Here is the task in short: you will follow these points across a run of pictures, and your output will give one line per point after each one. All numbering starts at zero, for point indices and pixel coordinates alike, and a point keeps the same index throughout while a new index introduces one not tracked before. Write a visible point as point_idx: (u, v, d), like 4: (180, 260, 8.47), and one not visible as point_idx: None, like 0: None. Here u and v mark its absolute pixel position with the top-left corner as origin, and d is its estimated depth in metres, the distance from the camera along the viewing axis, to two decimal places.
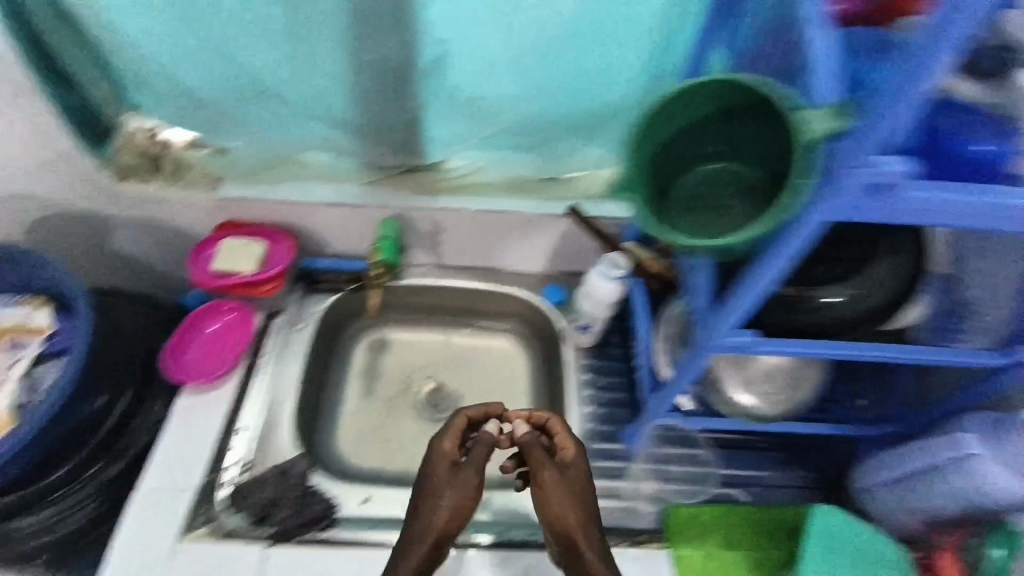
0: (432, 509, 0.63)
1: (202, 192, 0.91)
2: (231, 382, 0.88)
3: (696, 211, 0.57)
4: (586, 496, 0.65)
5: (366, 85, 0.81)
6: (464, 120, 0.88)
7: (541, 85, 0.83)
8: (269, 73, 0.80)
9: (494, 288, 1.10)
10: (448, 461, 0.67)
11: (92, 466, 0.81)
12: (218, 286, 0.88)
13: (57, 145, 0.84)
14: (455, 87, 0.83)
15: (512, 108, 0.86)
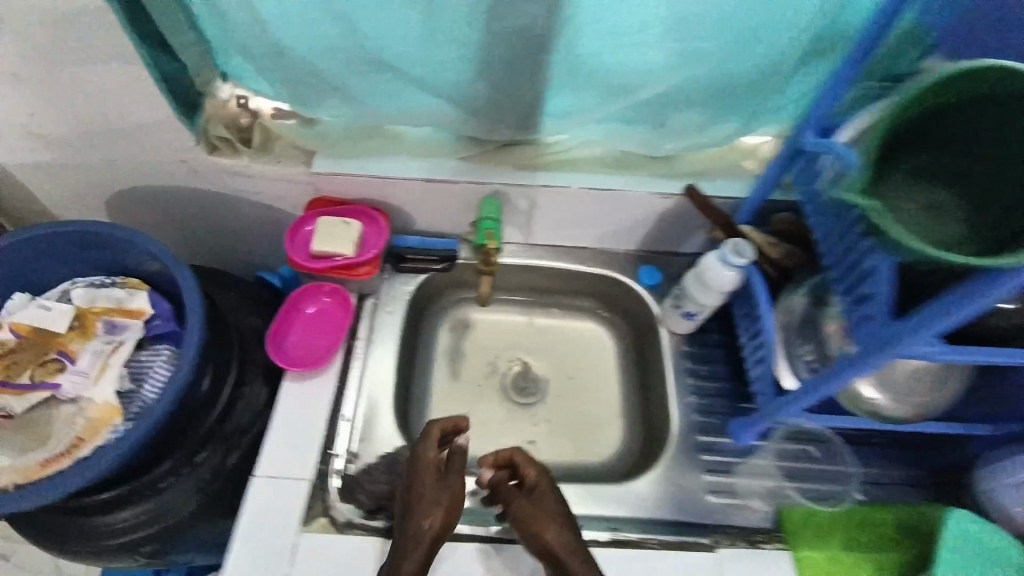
0: (425, 514, 0.69)
1: (295, 167, 0.86)
2: (330, 370, 0.84)
3: (918, 213, 0.56)
4: (564, 513, 0.73)
5: (497, 57, 0.71)
6: (589, 98, 0.79)
7: (686, 62, 0.73)
8: (385, 41, 0.71)
9: (585, 270, 1.04)
10: (432, 471, 0.74)
11: (203, 450, 0.79)
12: (315, 269, 0.84)
13: (150, 114, 0.79)
14: (592, 58, 0.72)
15: (647, 89, 0.77)
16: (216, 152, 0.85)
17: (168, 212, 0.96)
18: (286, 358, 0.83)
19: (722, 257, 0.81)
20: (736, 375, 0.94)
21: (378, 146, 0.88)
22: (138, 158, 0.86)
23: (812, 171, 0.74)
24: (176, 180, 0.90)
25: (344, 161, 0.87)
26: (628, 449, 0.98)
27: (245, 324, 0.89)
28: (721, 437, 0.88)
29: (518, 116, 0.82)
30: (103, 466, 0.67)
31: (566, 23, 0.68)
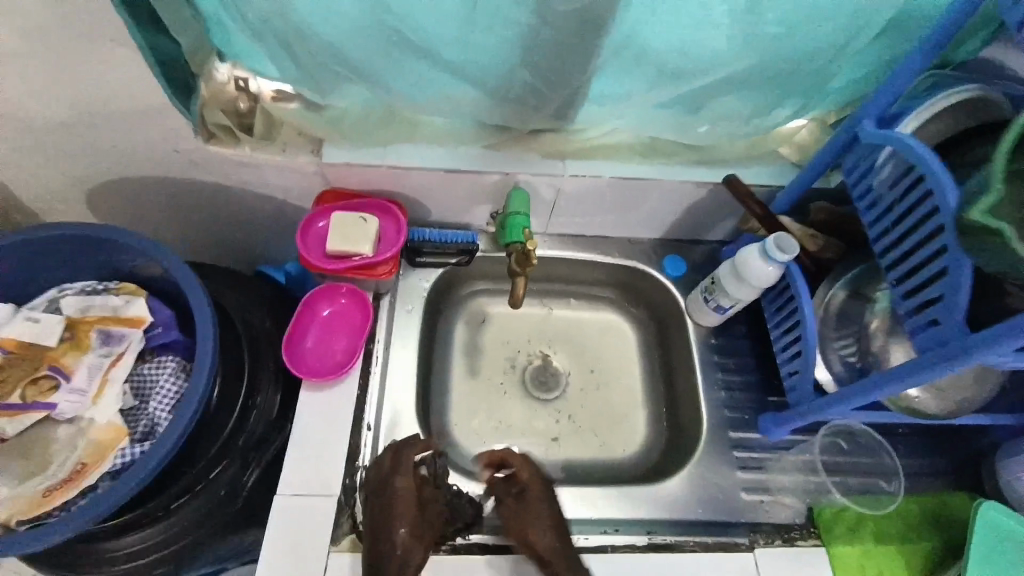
0: (397, 543, 0.65)
1: (305, 157, 0.81)
2: (352, 376, 0.79)
3: None
4: (552, 519, 0.72)
5: (547, 41, 0.65)
6: (633, 90, 0.74)
7: (740, 54, 0.69)
8: (424, 22, 0.63)
9: (607, 259, 1.01)
10: (410, 490, 0.70)
11: (217, 467, 0.73)
12: (334, 270, 0.79)
13: (146, 98, 0.71)
14: (647, 42, 0.67)
15: (696, 82, 0.73)
16: (214, 140, 0.79)
17: (165, 201, 0.90)
18: (304, 367, 0.77)
19: (765, 251, 0.78)
20: (765, 368, 0.92)
21: (395, 133, 0.81)
22: (132, 146, 0.79)
23: (867, 164, 0.72)
24: (174, 167, 0.84)
25: (357, 150, 0.82)
26: (653, 443, 0.96)
27: (254, 326, 0.83)
28: (752, 433, 0.87)
29: (552, 104, 0.76)
30: (122, 490, 0.62)
31: (620, 12, 0.62)
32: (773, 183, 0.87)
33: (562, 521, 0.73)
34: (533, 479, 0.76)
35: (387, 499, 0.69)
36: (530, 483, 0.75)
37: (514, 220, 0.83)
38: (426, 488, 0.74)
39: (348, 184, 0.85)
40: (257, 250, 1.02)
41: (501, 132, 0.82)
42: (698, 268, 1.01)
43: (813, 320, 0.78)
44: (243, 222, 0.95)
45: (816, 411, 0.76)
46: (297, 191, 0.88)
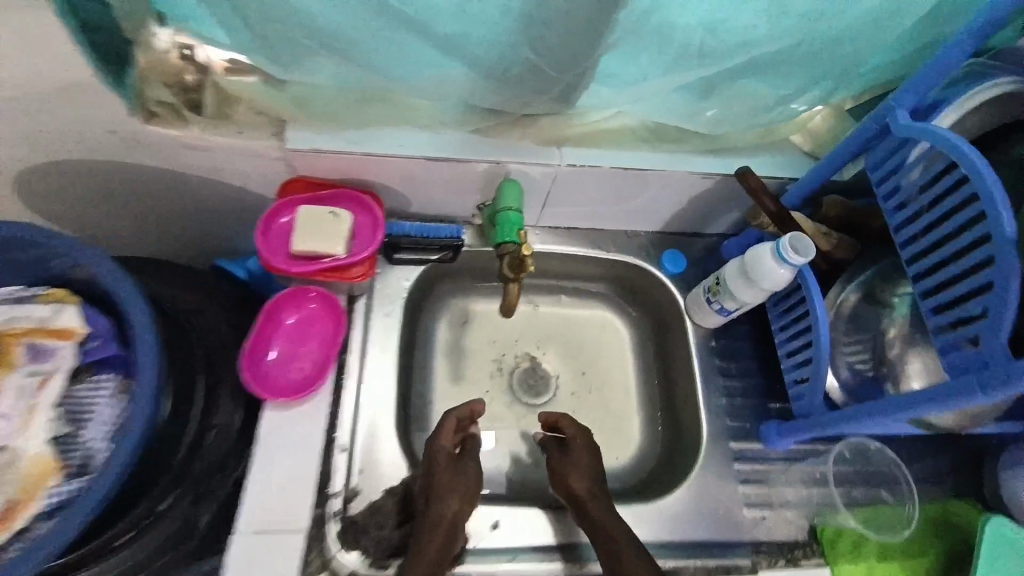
0: (440, 501, 0.66)
1: (264, 141, 0.70)
2: (321, 395, 0.72)
3: None
4: (594, 468, 0.75)
5: (551, 15, 0.56)
6: (648, 73, 0.66)
7: (769, 35, 0.61)
8: None
9: (600, 254, 0.93)
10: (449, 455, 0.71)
11: (168, 496, 0.65)
12: (301, 272, 0.70)
13: (67, 70, 0.60)
14: (665, 18, 0.58)
15: (717, 65, 0.65)
16: (154, 120, 0.68)
17: (103, 188, 0.79)
18: (267, 386, 0.69)
19: (777, 253, 0.71)
20: (766, 372, 0.87)
21: (370, 114, 0.71)
22: (56, 127, 0.67)
23: (896, 161, 0.66)
24: (110, 150, 0.72)
25: (327, 134, 0.71)
26: (648, 449, 0.91)
27: (209, 335, 0.74)
28: (752, 442, 0.82)
29: (552, 89, 0.67)
30: (59, 536, 0.54)
31: None
32: (785, 175, 0.80)
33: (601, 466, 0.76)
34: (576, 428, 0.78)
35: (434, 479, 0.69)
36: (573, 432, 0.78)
37: (506, 216, 0.72)
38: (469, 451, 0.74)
39: (316, 172, 0.75)
40: (212, 241, 0.91)
41: (491, 115, 0.73)
42: (698, 264, 0.94)
43: (825, 330, 0.72)
44: (195, 212, 0.84)
45: (825, 424, 0.72)
46: (257, 178, 0.77)
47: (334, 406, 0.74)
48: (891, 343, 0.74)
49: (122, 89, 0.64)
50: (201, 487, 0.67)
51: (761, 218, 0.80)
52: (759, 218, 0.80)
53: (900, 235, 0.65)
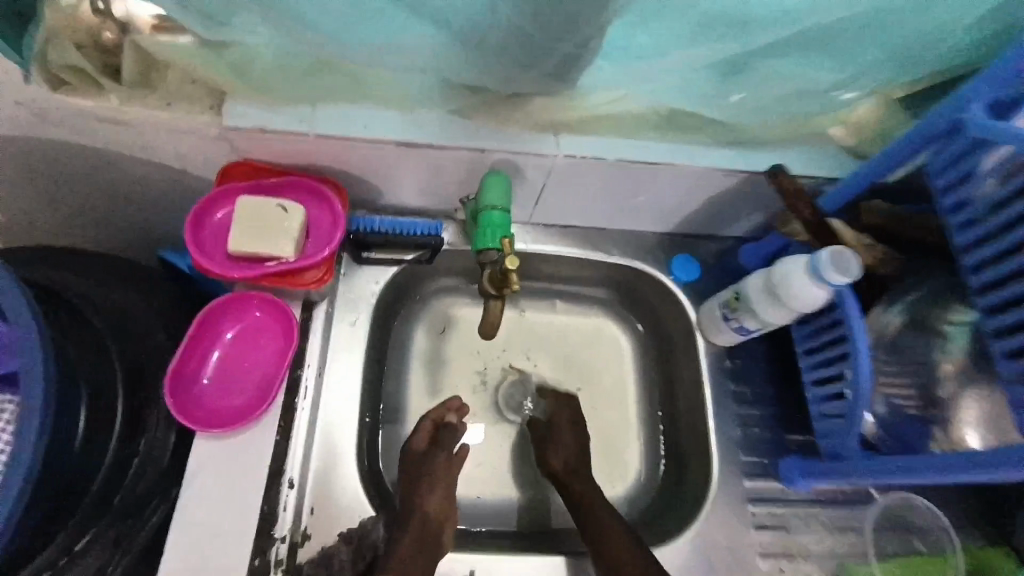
0: (420, 499, 0.64)
1: (200, 118, 0.59)
2: (269, 421, 0.61)
3: None
4: (574, 442, 0.74)
5: None
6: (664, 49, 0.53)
7: (816, 6, 0.49)
8: None
9: (600, 258, 0.82)
10: (430, 452, 0.69)
11: (85, 536, 0.56)
12: (242, 277, 0.58)
13: None
14: None
15: (746, 42, 0.53)
16: (64, 88, 0.57)
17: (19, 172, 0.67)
18: (197, 414, 0.59)
19: (813, 269, 0.59)
20: (785, 399, 0.77)
21: (327, 89, 0.60)
22: None
23: (963, 169, 0.54)
24: (19, 126, 0.61)
25: (276, 112, 0.60)
26: (650, 478, 0.80)
27: (140, 346, 0.64)
28: (770, 481, 0.73)
29: (545, 63, 0.54)
30: None
31: None
32: (821, 174, 0.68)
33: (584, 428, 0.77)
34: (557, 399, 0.78)
35: (418, 473, 0.67)
36: (554, 407, 0.78)
37: (489, 217, 0.60)
38: (447, 444, 0.70)
39: (265, 155, 0.64)
40: (158, 232, 0.79)
41: (474, 94, 0.61)
42: (712, 270, 0.82)
43: (866, 365, 0.61)
44: (131, 198, 0.72)
45: (862, 472, 0.62)
46: (198, 160, 0.66)
47: (284, 434, 0.63)
48: (943, 381, 0.66)
49: (16, 51, 0.54)
50: (127, 516, 0.59)
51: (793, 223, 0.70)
52: None
53: (972, 258, 0.55)
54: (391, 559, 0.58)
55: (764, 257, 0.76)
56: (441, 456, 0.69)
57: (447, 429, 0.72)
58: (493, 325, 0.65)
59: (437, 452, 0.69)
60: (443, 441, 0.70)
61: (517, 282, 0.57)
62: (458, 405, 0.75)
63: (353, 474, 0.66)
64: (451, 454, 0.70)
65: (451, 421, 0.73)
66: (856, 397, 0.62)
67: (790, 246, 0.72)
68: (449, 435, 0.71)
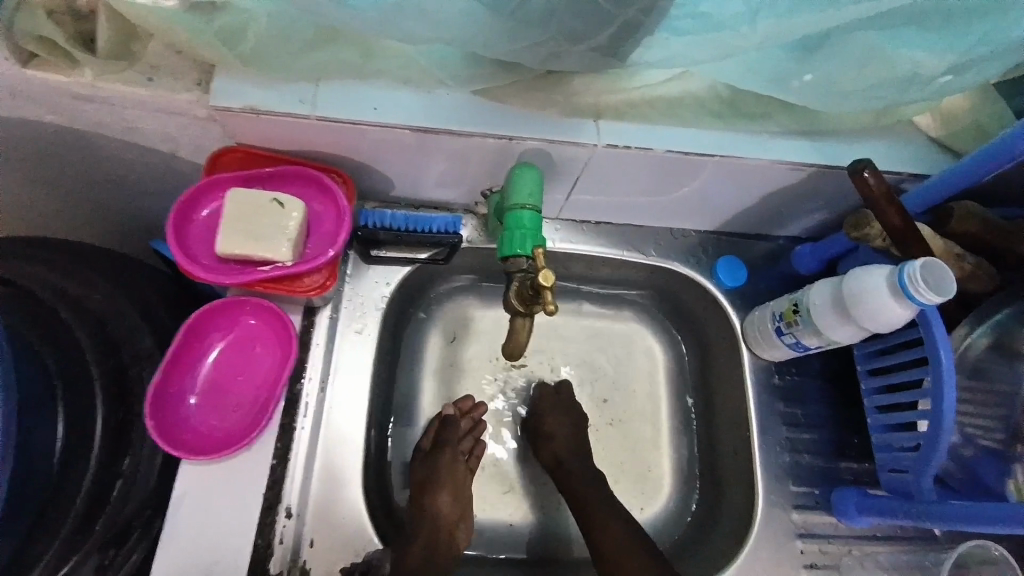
0: (433, 500, 0.62)
1: (186, 97, 0.51)
2: (264, 445, 0.55)
3: None
4: (570, 435, 0.69)
5: None
6: (745, 16, 0.44)
7: None
8: None
9: (634, 258, 0.73)
10: (441, 449, 0.65)
11: (69, 561, 0.49)
12: (232, 283, 0.52)
13: None
14: None
15: (837, 12, 0.44)
16: (37, 63, 0.50)
17: None
18: (181, 437, 0.53)
19: (900, 286, 0.50)
20: (840, 423, 0.69)
21: (333, 64, 0.51)
22: None
23: None
24: None
25: (275, 90, 0.52)
26: (685, 502, 0.73)
27: (127, 349, 0.56)
28: (820, 515, 0.65)
29: (597, 34, 0.45)
30: None
31: None
32: (906, 169, 0.58)
33: (579, 418, 0.71)
34: (546, 394, 0.73)
35: (430, 475, 0.64)
36: (540, 401, 0.73)
37: (518, 218, 0.52)
38: (456, 441, 0.66)
39: (262, 140, 0.56)
40: (151, 219, 0.72)
41: (503, 71, 0.52)
42: (762, 275, 0.73)
43: (951, 397, 0.52)
44: (119, 182, 0.65)
45: (930, 517, 0.54)
46: (188, 143, 0.58)
47: (282, 456, 0.56)
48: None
49: None
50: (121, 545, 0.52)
51: (870, 227, 0.57)
52: (865, 228, 0.57)
53: None
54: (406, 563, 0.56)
55: (821, 260, 0.68)
56: (446, 455, 0.65)
57: (453, 422, 0.68)
58: (517, 346, 0.56)
59: (435, 453, 0.65)
60: (448, 437, 0.66)
61: (552, 304, 0.47)
62: (471, 405, 0.70)
63: (359, 499, 0.59)
64: (471, 456, 0.67)
65: (464, 421, 0.68)
66: (934, 431, 0.53)
67: (856, 250, 0.64)
68: (451, 432, 0.67)
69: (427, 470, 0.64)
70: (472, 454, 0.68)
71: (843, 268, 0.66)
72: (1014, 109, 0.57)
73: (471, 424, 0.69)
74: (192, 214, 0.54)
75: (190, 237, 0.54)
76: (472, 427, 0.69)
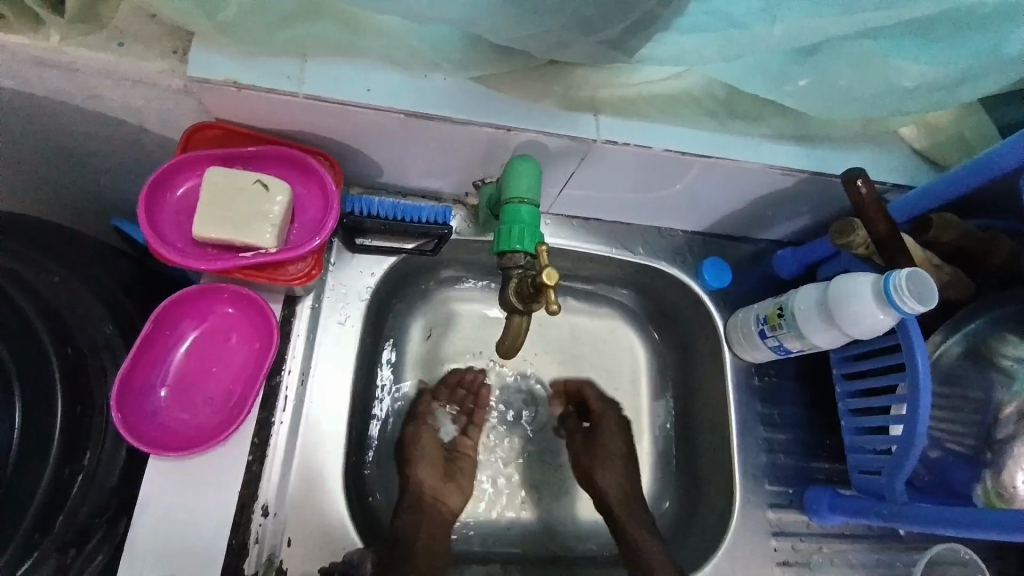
0: (411, 472, 0.66)
1: (159, 67, 0.47)
2: (238, 440, 0.52)
3: None
4: (622, 456, 0.71)
5: None
6: (761, 14, 0.44)
7: None
8: None
9: (622, 256, 0.73)
10: (427, 426, 0.69)
11: (25, 563, 0.45)
12: (210, 270, 0.48)
13: None
14: None
15: (842, 18, 0.44)
16: None
17: None
18: (148, 432, 0.49)
19: (885, 294, 0.52)
20: (814, 424, 0.71)
21: (321, 38, 0.48)
22: None
23: None
24: None
25: (259, 63, 0.48)
26: (659, 499, 0.74)
27: (85, 337, 0.51)
28: (794, 513, 0.67)
29: (611, 26, 0.44)
30: None
31: None
32: (890, 179, 0.59)
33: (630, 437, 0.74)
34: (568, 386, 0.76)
35: (405, 445, 0.68)
36: (603, 417, 0.73)
37: (516, 211, 0.50)
38: (428, 415, 0.70)
39: (242, 116, 0.52)
40: (112, 197, 0.67)
41: (502, 59, 0.50)
42: (744, 277, 0.74)
43: (927, 406, 0.53)
44: (76, 155, 0.60)
45: (901, 518, 0.56)
46: (157, 116, 0.54)
47: (259, 451, 0.54)
48: (1005, 422, 0.59)
49: None
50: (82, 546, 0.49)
51: (855, 234, 0.57)
52: (850, 235, 0.58)
53: None
54: (394, 532, 0.61)
55: (802, 264, 0.70)
56: (418, 427, 0.69)
57: (428, 400, 0.71)
58: (509, 343, 0.54)
59: (408, 423, 0.70)
60: (418, 414, 0.70)
61: (554, 303, 0.46)
62: (459, 378, 0.72)
63: (339, 497, 0.57)
64: (468, 423, 0.71)
65: (456, 393, 0.71)
66: (908, 437, 0.55)
67: (837, 255, 0.65)
68: (425, 405, 0.71)
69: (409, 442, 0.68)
70: (461, 417, 0.71)
71: (824, 272, 0.67)
72: (992, 124, 0.59)
73: (450, 392, 0.71)
74: (165, 193, 0.51)
75: (161, 218, 0.50)
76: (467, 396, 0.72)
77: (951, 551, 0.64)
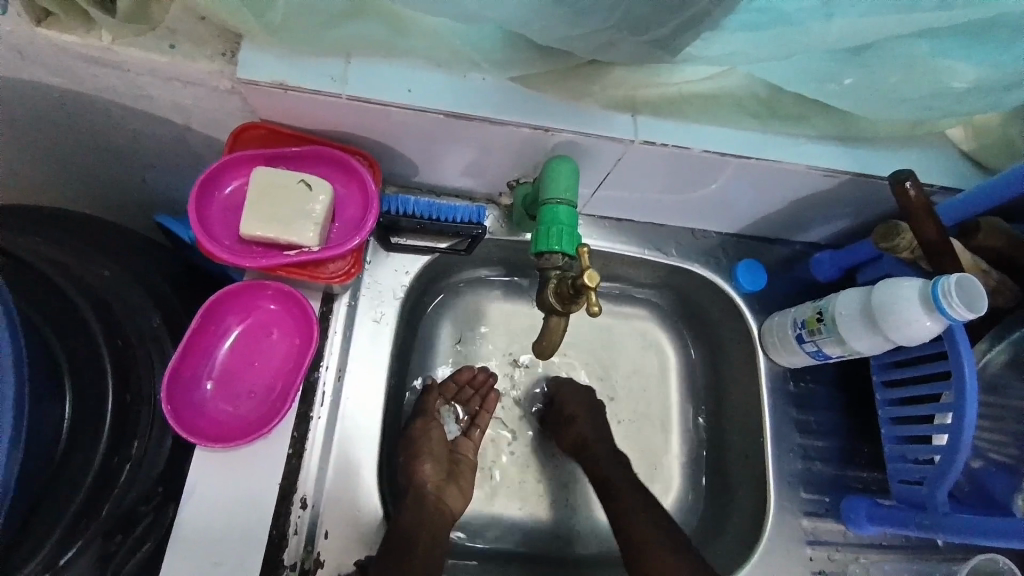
0: (411, 466, 0.63)
1: (208, 70, 0.48)
2: (275, 434, 0.53)
3: None
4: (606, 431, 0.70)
5: None
6: (809, 13, 0.43)
7: None
8: None
9: (654, 257, 0.73)
10: (433, 420, 0.67)
11: (72, 547, 0.47)
12: (255, 267, 0.49)
13: None
14: None
15: (896, 16, 0.43)
16: (47, 21, 0.47)
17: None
18: (195, 423, 0.51)
19: (932, 298, 0.50)
20: (850, 432, 0.69)
21: (364, 40, 0.49)
22: None
23: None
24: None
25: (304, 65, 0.49)
26: (688, 502, 0.74)
27: (134, 329, 0.53)
28: (830, 522, 0.66)
29: (656, 28, 0.43)
30: None
31: None
32: (939, 181, 0.57)
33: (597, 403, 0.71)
34: (560, 385, 0.73)
35: (410, 441, 0.65)
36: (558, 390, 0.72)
37: (554, 212, 0.50)
38: (435, 412, 0.68)
39: (288, 117, 0.54)
40: (156, 194, 0.69)
41: (541, 58, 0.50)
42: (779, 280, 0.73)
43: (972, 415, 0.52)
44: (126, 153, 0.62)
45: (940, 528, 0.54)
46: (205, 116, 0.55)
47: (297, 444, 0.55)
48: None
49: None
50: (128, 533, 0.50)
51: (900, 238, 0.55)
52: (894, 238, 0.56)
53: None
54: (394, 529, 0.56)
55: (840, 268, 0.68)
56: (428, 422, 0.66)
57: (438, 395, 0.69)
58: (543, 343, 0.55)
59: (415, 419, 0.67)
60: (428, 409, 0.67)
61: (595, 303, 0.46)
62: (467, 376, 0.71)
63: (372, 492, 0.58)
64: (471, 424, 0.69)
65: (463, 391, 0.70)
66: (952, 446, 0.53)
67: (877, 260, 0.64)
68: (433, 397, 0.69)
69: (415, 437, 0.65)
70: (466, 418, 0.70)
71: (863, 277, 0.66)
72: None
73: (455, 389, 0.70)
74: (213, 191, 0.52)
75: (210, 216, 0.52)
76: (474, 393, 0.71)
77: (989, 561, 0.62)
